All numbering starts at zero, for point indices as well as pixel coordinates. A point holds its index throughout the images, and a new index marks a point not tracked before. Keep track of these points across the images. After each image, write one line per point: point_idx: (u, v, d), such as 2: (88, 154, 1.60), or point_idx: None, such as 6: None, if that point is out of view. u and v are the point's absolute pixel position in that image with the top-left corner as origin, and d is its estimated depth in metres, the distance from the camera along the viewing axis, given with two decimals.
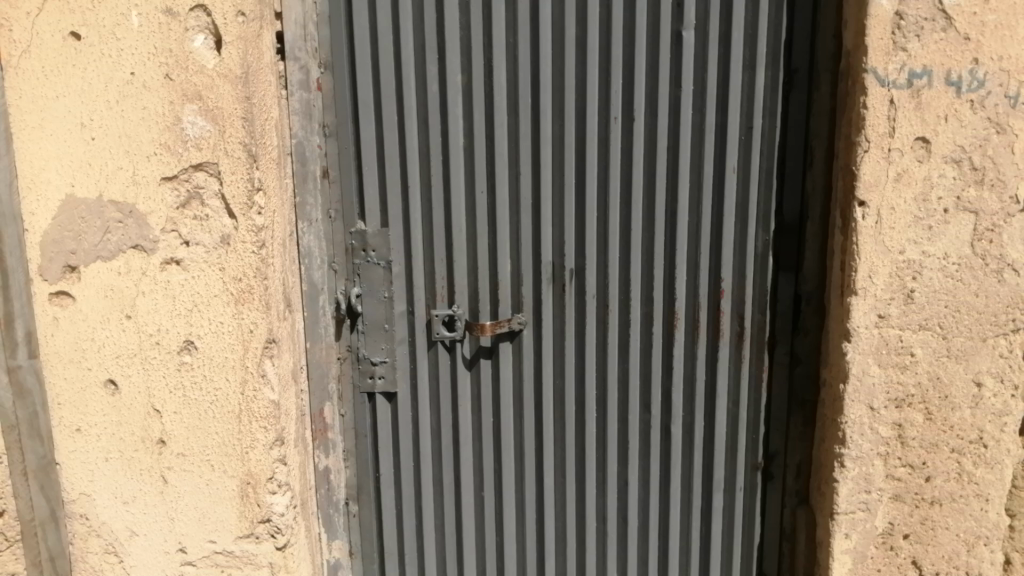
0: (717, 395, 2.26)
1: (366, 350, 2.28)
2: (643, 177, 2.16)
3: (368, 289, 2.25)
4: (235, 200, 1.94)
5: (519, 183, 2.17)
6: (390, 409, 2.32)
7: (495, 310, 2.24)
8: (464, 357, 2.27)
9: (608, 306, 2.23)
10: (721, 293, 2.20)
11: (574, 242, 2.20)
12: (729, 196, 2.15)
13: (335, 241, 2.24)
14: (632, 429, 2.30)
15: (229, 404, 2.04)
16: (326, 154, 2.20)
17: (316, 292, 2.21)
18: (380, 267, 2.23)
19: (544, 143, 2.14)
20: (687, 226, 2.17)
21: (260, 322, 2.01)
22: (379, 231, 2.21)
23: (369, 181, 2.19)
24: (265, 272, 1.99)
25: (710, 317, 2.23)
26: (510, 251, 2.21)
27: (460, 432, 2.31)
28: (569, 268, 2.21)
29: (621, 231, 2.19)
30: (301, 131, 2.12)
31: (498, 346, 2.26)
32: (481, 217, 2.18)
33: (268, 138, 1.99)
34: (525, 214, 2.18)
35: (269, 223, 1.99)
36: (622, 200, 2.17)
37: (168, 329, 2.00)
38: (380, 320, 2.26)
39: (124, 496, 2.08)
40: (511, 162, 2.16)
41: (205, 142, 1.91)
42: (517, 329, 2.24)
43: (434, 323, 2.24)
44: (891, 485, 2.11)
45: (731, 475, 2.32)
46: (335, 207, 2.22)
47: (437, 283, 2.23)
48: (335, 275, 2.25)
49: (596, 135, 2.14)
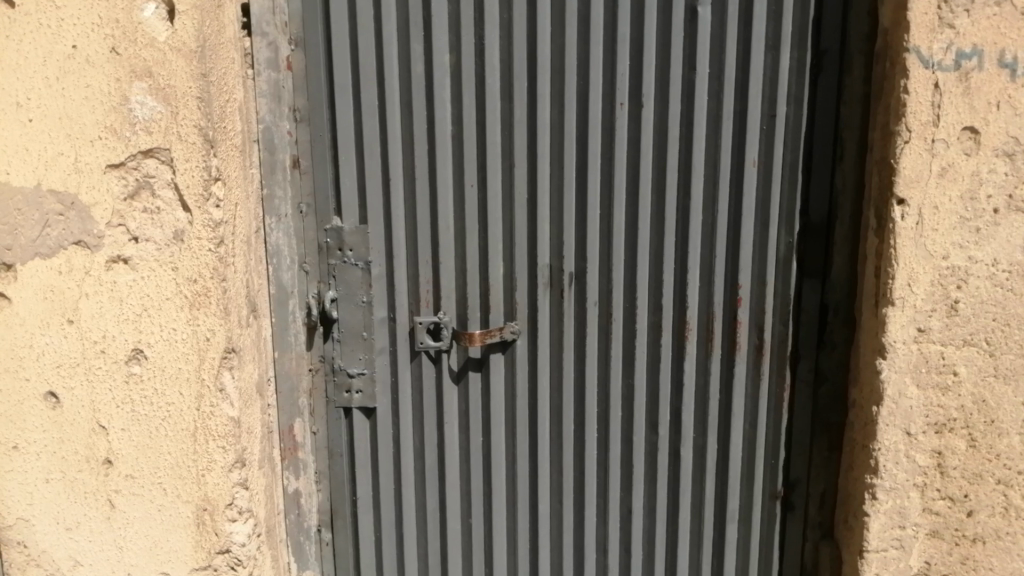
0: (733, 415, 2.01)
1: (342, 361, 2.05)
2: (653, 171, 1.91)
3: (345, 293, 2.02)
4: (190, 191, 1.71)
5: (514, 176, 1.93)
6: (368, 426, 2.09)
7: (485, 318, 2.01)
8: (451, 369, 2.04)
9: (610, 313, 1.98)
10: (738, 302, 1.95)
11: (575, 242, 1.96)
12: (749, 192, 1.90)
13: (306, 238, 2.02)
14: (637, 451, 2.06)
15: (184, 421, 1.81)
16: (296, 141, 1.98)
17: (286, 296, 1.99)
18: (358, 268, 2.00)
19: (541, 132, 1.91)
20: (700, 226, 1.93)
21: (218, 329, 1.78)
22: (357, 228, 1.98)
23: (346, 172, 1.96)
24: (224, 273, 1.76)
25: (727, 329, 1.97)
26: (503, 252, 1.98)
27: (445, 452, 2.08)
28: (568, 272, 1.97)
29: (627, 232, 1.94)
30: (269, 115, 1.90)
31: (489, 358, 2.03)
32: (471, 214, 1.96)
33: (229, 122, 1.76)
34: (519, 211, 1.95)
35: (229, 218, 1.77)
36: (628, 197, 1.93)
37: (115, 335, 1.77)
38: (358, 327, 2.03)
39: (67, 522, 1.85)
40: (504, 152, 1.93)
41: (156, 124, 1.69)
42: (509, 339, 2.01)
43: (417, 331, 2.02)
44: (928, 521, 1.87)
45: (747, 505, 2.07)
46: (306, 200, 2.00)
47: (421, 288, 2.00)
48: (307, 276, 2.03)
49: (600, 122, 1.90)
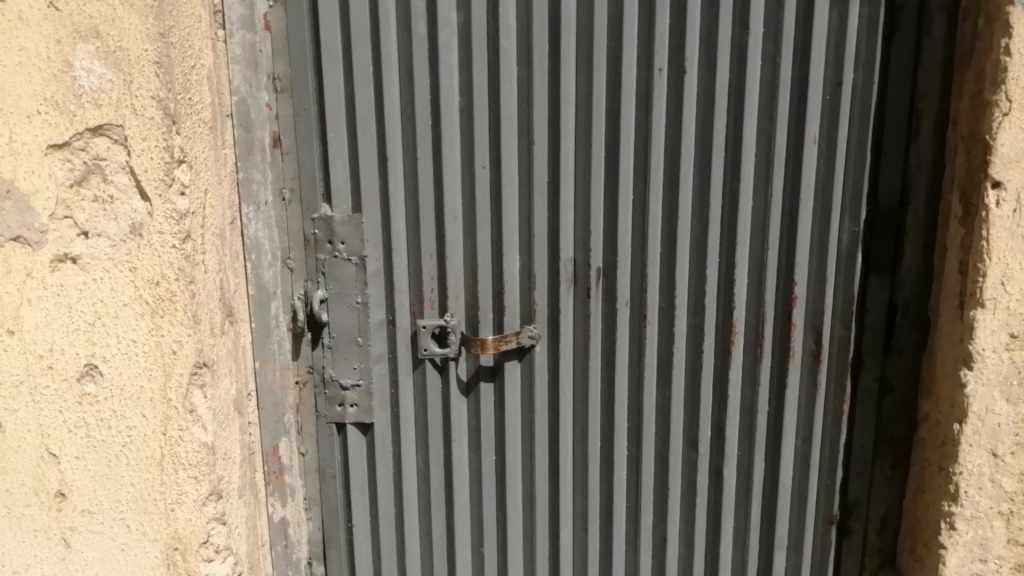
0: (784, 430, 1.75)
1: (334, 371, 1.78)
2: (695, 149, 1.64)
3: (337, 293, 1.74)
4: (149, 176, 1.43)
5: (532, 155, 1.65)
6: (365, 444, 1.82)
7: (499, 321, 1.74)
8: (459, 380, 1.77)
9: (644, 315, 1.71)
10: (793, 301, 1.69)
11: (603, 233, 1.69)
12: (808, 173, 1.63)
13: (290, 229, 1.72)
14: (674, 472, 1.80)
15: (148, 448, 1.54)
16: (276, 116, 1.68)
17: (267, 297, 1.70)
18: (351, 263, 1.72)
19: (566, 104, 1.62)
20: (750, 213, 1.66)
21: (186, 340, 1.50)
22: (350, 217, 1.69)
23: (335, 152, 1.67)
24: (192, 274, 1.48)
25: (779, 332, 1.71)
26: (519, 244, 1.71)
27: (453, 474, 1.82)
28: (595, 268, 1.70)
29: (665, 220, 1.67)
30: (243, 85, 1.61)
31: (503, 367, 1.76)
32: (482, 201, 1.68)
33: (195, 92, 1.47)
34: (538, 197, 1.67)
35: (196, 208, 1.49)
36: (667, 180, 1.65)
37: (64, 349, 1.48)
38: (351, 331, 1.75)
39: (13, 566, 1.56)
40: (521, 128, 1.65)
41: (105, 95, 1.39)
42: (527, 344, 1.74)
43: (420, 336, 1.74)
44: (1013, 552, 1.62)
45: (798, 531, 1.82)
46: (288, 185, 1.71)
47: (425, 286, 1.73)
48: (292, 274, 1.74)
49: (634, 91, 1.62)
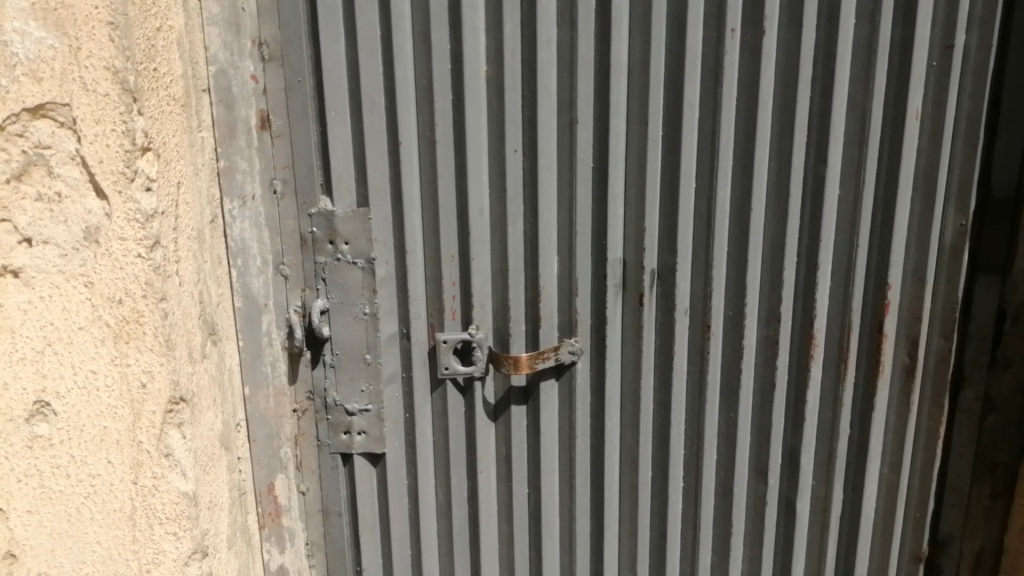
0: (869, 457, 1.50)
1: (339, 394, 1.50)
2: (773, 128, 1.36)
3: (340, 303, 1.46)
4: (105, 169, 1.12)
5: (575, 137, 1.37)
6: (375, 479, 1.55)
7: (535, 333, 1.47)
8: (487, 403, 1.50)
9: (708, 326, 1.44)
10: (886, 308, 1.43)
11: (659, 229, 1.41)
12: (908, 156, 1.36)
13: (282, 228, 1.43)
14: (738, 507, 1.54)
15: (117, 500, 1.25)
16: (264, 91, 1.38)
17: (257, 311, 1.42)
18: (357, 268, 1.44)
19: (617, 73, 1.34)
20: (837, 204, 1.39)
21: (159, 370, 1.21)
22: (355, 212, 1.41)
23: (336, 135, 1.38)
24: (165, 289, 1.19)
25: (866, 344, 1.45)
26: (558, 243, 1.43)
27: (480, 512, 1.55)
28: (649, 271, 1.42)
29: (734, 213, 1.39)
30: (222, 53, 1.31)
31: (538, 387, 1.49)
32: (514, 191, 1.40)
33: (160, 62, 1.17)
34: (582, 187, 1.39)
35: (166, 206, 1.19)
36: (737, 165, 1.37)
37: (8, 384, 1.18)
38: (359, 347, 1.48)
39: None
40: (561, 103, 1.36)
41: (46, 67, 1.08)
42: (567, 361, 1.46)
43: (441, 353, 1.47)
44: None
45: (879, 570, 1.58)
46: (279, 176, 1.41)
47: (446, 293, 1.46)
48: (286, 283, 1.45)
49: (700, 58, 1.33)
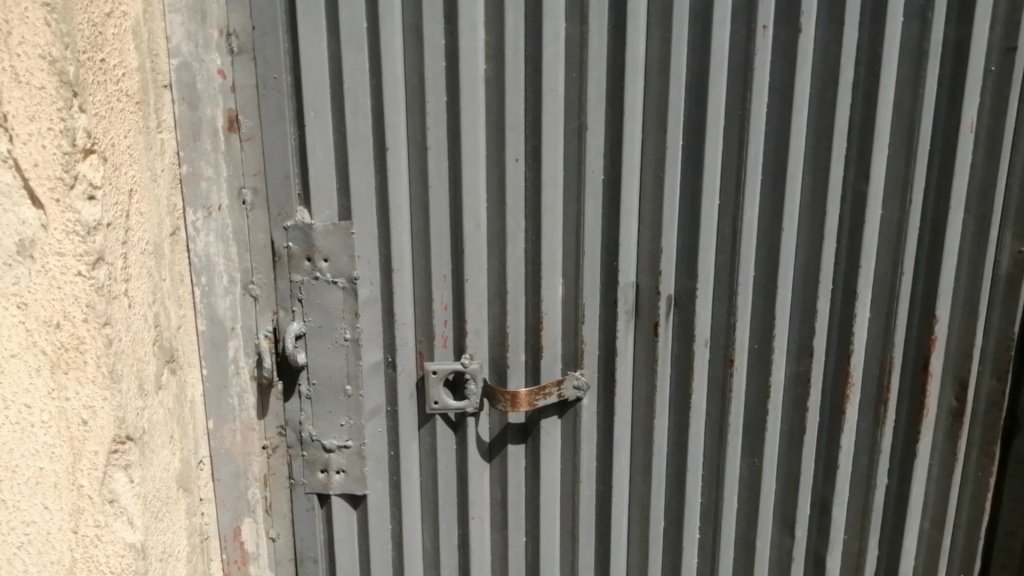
0: (909, 509, 1.35)
1: (315, 429, 1.33)
2: (808, 139, 1.20)
3: (318, 327, 1.29)
4: (41, 173, 0.97)
5: (584, 145, 1.21)
6: (355, 523, 1.38)
7: (535, 364, 1.30)
8: (481, 442, 1.34)
9: (731, 360, 1.28)
10: (933, 344, 1.28)
11: (677, 250, 1.25)
12: (961, 173, 1.21)
13: (253, 243, 1.27)
14: (761, 562, 1.38)
15: (55, 551, 1.11)
16: (233, 87, 1.21)
17: (224, 335, 1.27)
18: (337, 288, 1.27)
19: (632, 74, 1.19)
20: (878, 225, 1.23)
21: (103, 405, 1.05)
22: (335, 226, 1.25)
23: (315, 138, 1.22)
24: (111, 312, 1.03)
25: (909, 384, 1.30)
26: (564, 264, 1.27)
27: (472, 562, 1.39)
28: (665, 297, 1.26)
29: (762, 233, 1.24)
30: (185, 45, 1.16)
31: (538, 425, 1.32)
32: (515, 205, 1.24)
33: (109, 51, 1.02)
34: (591, 201, 1.24)
35: (114, 217, 1.04)
36: (766, 179, 1.22)
37: None
38: (338, 376, 1.31)
39: None
40: (569, 107, 1.21)
41: None
42: (571, 397, 1.30)
43: (430, 385, 1.31)
44: None
45: None
46: (250, 184, 1.25)
47: (437, 318, 1.30)
48: (257, 305, 1.29)
49: (727, 58, 1.18)
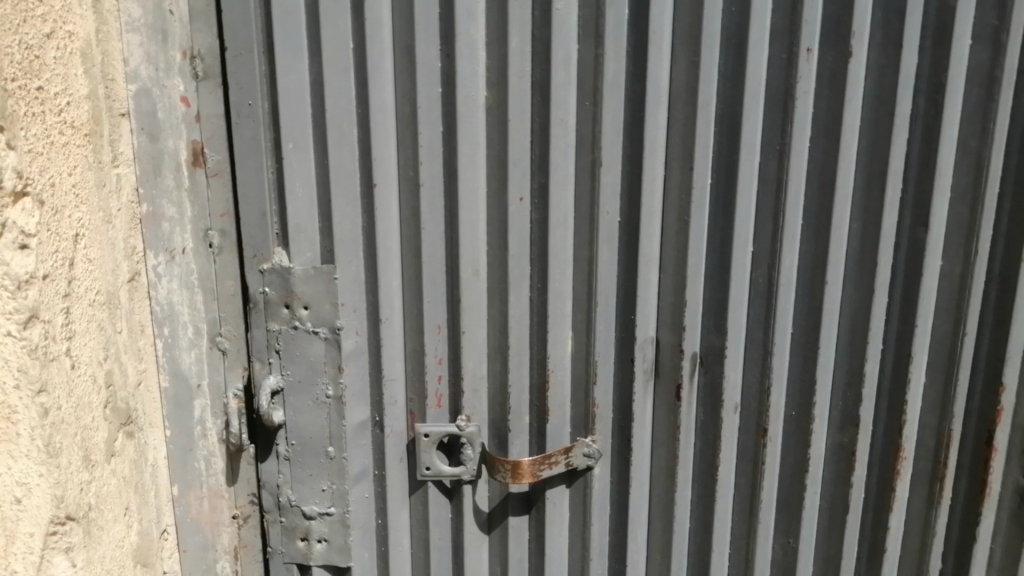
0: None
1: (294, 494, 1.18)
2: (857, 179, 1.05)
3: (297, 383, 1.14)
4: None
5: (597, 183, 1.06)
6: None
7: (541, 429, 1.15)
8: (480, 513, 1.19)
9: (764, 429, 1.13)
10: (999, 415, 1.11)
11: (704, 303, 1.10)
12: None
13: (221, 291, 1.13)
14: None
15: None
16: (198, 117, 1.07)
17: (189, 394, 1.14)
18: (318, 338, 1.12)
19: (654, 104, 1.04)
20: (938, 279, 1.07)
21: (40, 481, 0.90)
22: (316, 270, 1.10)
23: (295, 173, 1.07)
24: (48, 377, 0.88)
25: (969, 458, 1.13)
26: (574, 316, 1.12)
27: None
28: (689, 355, 1.11)
29: (802, 286, 1.09)
30: (144, 69, 1.03)
31: (543, 496, 1.17)
32: (519, 251, 1.10)
33: (48, 76, 0.87)
34: (606, 246, 1.09)
35: (53, 268, 0.89)
36: (807, 225, 1.07)
37: None
38: (319, 436, 1.16)
39: None
40: (581, 140, 1.06)
41: None
42: (581, 466, 1.15)
43: (422, 450, 1.16)
44: None
45: None
46: (217, 225, 1.11)
47: (430, 374, 1.15)
48: (225, 360, 1.15)
49: (764, 86, 1.02)
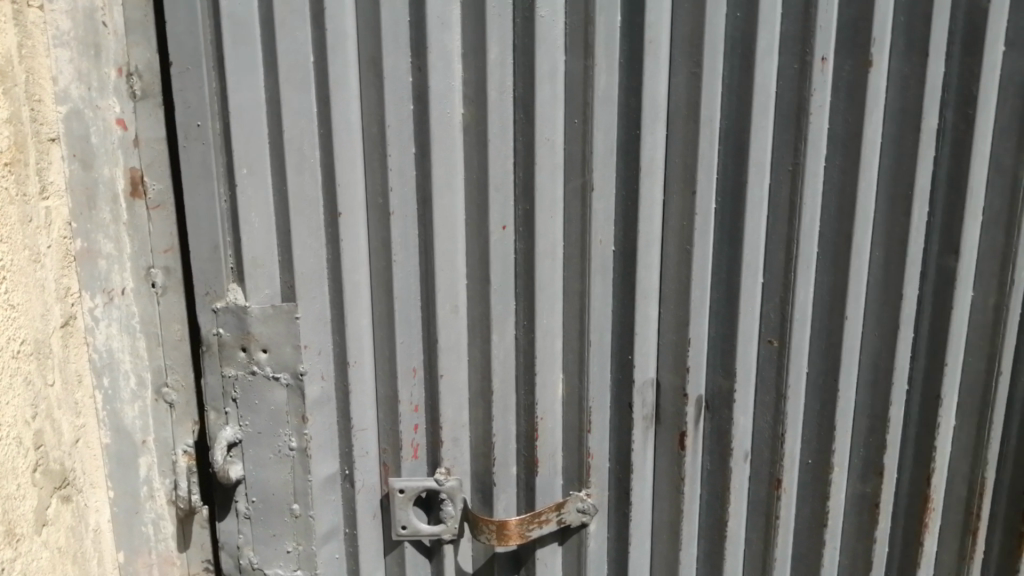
0: None
1: (256, 555, 1.05)
2: (879, 202, 0.94)
3: (258, 434, 1.01)
4: None
5: (588, 209, 0.95)
6: None
7: (531, 482, 1.04)
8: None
9: (778, 479, 1.02)
10: None
11: (709, 341, 0.99)
12: None
13: (166, 335, 1.00)
14: None
15: None
16: (136, 141, 0.95)
17: (133, 451, 1.02)
18: (279, 384, 0.99)
19: (652, 121, 0.92)
20: (969, 312, 0.97)
21: None
22: (277, 308, 0.97)
23: (250, 201, 0.94)
24: None
25: (1005, 509, 1.02)
26: (566, 357, 1.00)
27: None
28: (694, 399, 1.00)
29: (817, 321, 0.98)
30: (76, 90, 0.92)
31: (533, 556, 1.06)
32: (502, 285, 0.98)
33: None
34: (600, 279, 0.97)
35: None
36: (824, 253, 0.96)
37: None
38: (283, 492, 1.03)
39: None
40: (570, 162, 0.95)
41: None
42: (574, 523, 1.04)
43: (397, 508, 1.04)
44: None
45: None
46: (160, 262, 0.98)
47: (404, 422, 1.03)
48: (172, 413, 1.03)
49: (774, 98, 0.92)
